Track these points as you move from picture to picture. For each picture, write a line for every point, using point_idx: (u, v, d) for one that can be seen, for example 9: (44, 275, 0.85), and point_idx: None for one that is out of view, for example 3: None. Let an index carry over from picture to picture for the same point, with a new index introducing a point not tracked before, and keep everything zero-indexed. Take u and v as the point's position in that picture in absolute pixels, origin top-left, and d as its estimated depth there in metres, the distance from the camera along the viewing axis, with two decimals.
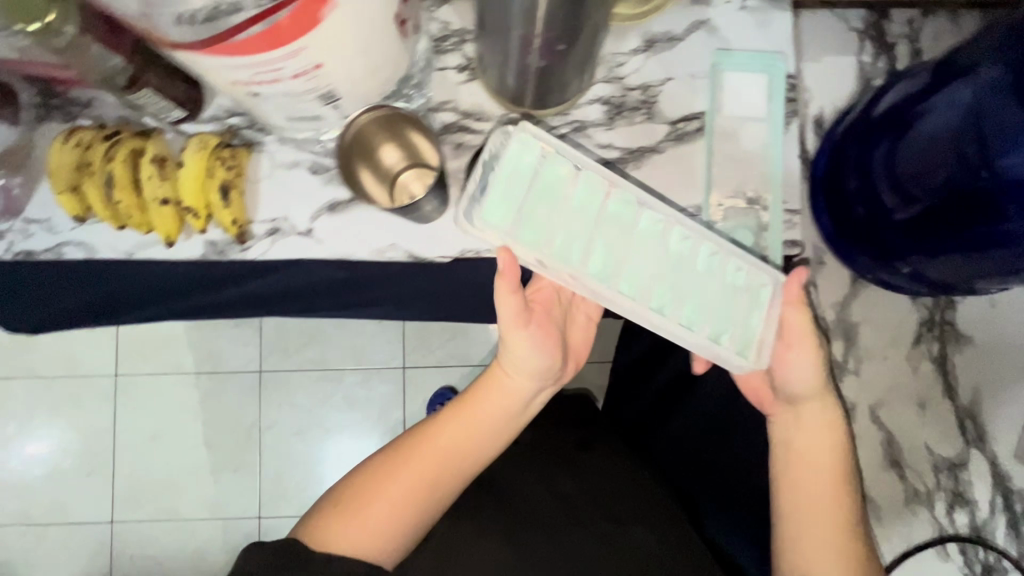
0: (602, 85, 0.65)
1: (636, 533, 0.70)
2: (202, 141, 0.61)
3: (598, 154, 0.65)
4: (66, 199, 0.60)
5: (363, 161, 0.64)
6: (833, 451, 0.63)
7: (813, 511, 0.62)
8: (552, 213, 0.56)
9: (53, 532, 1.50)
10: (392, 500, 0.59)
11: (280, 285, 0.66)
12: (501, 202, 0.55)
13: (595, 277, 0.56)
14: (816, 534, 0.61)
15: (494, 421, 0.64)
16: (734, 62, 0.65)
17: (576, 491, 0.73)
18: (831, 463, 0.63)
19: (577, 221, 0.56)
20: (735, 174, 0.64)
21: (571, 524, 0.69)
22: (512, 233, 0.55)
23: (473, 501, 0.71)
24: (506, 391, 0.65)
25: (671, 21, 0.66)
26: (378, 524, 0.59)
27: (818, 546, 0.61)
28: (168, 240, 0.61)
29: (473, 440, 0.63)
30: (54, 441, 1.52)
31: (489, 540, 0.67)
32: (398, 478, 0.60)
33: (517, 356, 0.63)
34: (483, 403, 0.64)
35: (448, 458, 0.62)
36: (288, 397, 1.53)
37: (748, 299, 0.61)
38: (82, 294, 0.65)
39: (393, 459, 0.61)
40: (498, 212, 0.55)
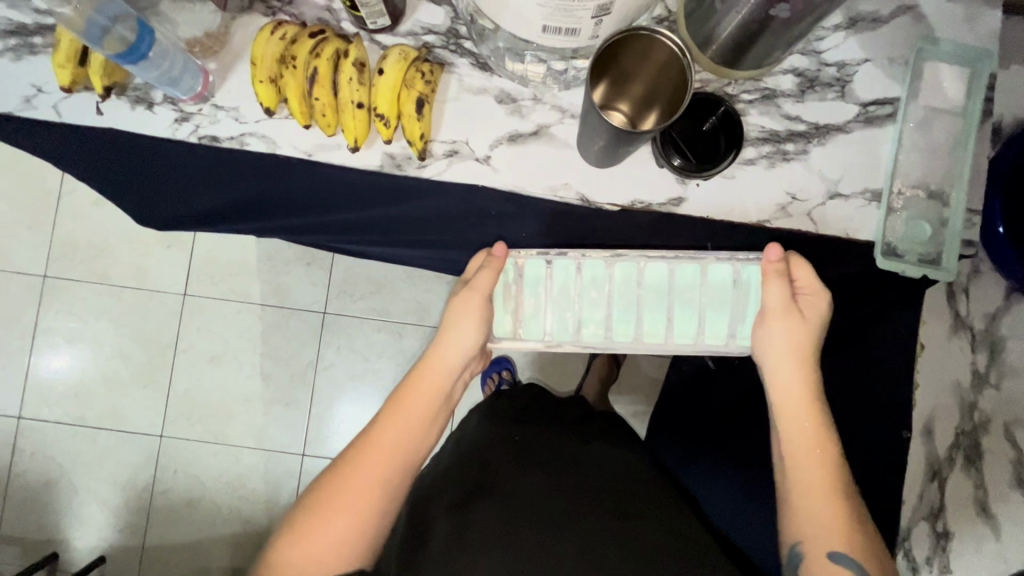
0: (799, 56, 0.64)
1: (638, 525, 0.67)
2: (403, 51, 0.61)
3: (785, 125, 0.64)
4: (264, 89, 0.61)
5: (621, 60, 0.52)
6: (807, 409, 0.59)
7: (818, 503, 0.55)
8: (542, 298, 0.65)
9: (73, 444, 1.35)
10: (366, 483, 0.56)
11: (443, 207, 0.66)
12: (502, 313, 0.66)
13: (592, 338, 0.65)
14: (818, 499, 0.55)
15: (434, 401, 0.61)
16: (938, 52, 0.64)
17: (570, 490, 0.70)
18: (808, 422, 0.58)
19: (563, 297, 0.65)
20: (919, 165, 0.64)
21: (562, 522, 0.66)
22: (521, 332, 0.66)
23: (474, 498, 0.70)
24: (440, 362, 0.63)
25: (879, 2, 0.64)
26: (340, 536, 0.55)
27: (818, 510, 0.54)
28: (354, 146, 0.63)
29: (410, 430, 0.59)
30: (96, 343, 1.36)
31: (486, 527, 0.65)
32: (350, 488, 0.56)
33: (451, 334, 0.63)
34: (432, 378, 0.62)
35: (395, 458, 0.58)
36: (346, 340, 1.35)
37: (734, 295, 0.64)
38: (245, 187, 0.65)
39: (345, 460, 0.57)
40: (503, 320, 0.66)
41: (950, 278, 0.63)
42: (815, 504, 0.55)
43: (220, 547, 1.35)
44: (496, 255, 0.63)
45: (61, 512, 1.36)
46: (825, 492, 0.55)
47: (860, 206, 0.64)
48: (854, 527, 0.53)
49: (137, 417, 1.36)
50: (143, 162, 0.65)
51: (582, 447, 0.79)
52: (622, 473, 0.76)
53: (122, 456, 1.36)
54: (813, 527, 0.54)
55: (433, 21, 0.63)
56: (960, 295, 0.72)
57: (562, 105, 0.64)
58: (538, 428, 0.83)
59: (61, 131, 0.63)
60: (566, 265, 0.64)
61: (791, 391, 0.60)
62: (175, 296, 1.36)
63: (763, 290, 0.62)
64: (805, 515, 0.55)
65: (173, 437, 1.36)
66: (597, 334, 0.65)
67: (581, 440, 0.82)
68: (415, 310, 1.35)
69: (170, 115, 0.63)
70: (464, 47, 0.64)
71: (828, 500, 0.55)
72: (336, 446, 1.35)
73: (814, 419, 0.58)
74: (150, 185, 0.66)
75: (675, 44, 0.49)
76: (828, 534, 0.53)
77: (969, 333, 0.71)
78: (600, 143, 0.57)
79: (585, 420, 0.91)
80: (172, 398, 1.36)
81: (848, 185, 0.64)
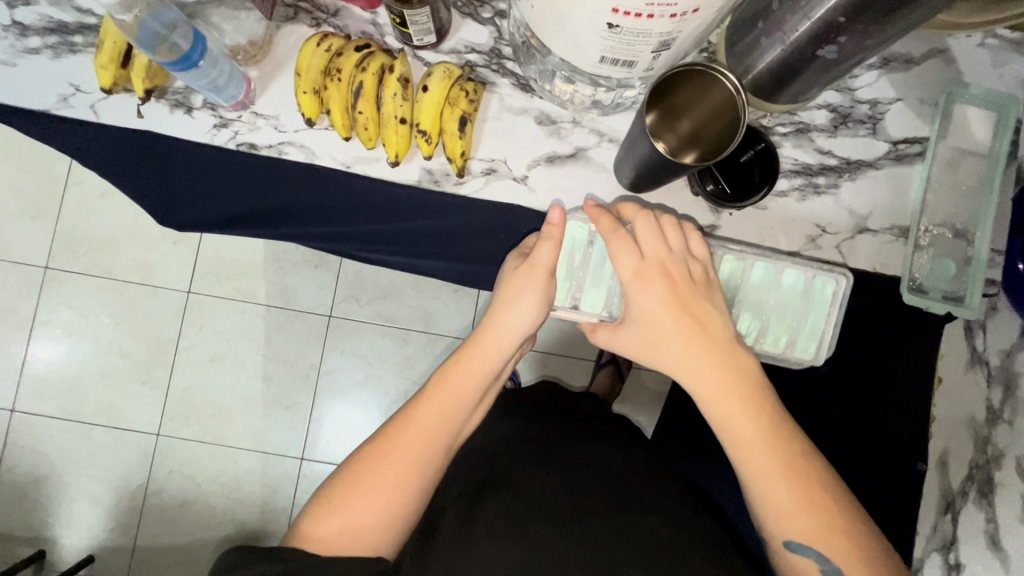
0: (833, 92, 0.65)
1: (660, 521, 0.65)
2: (448, 69, 0.61)
3: (816, 159, 0.66)
4: (308, 99, 0.61)
5: (681, 88, 0.53)
6: (753, 416, 0.54)
7: (795, 513, 0.52)
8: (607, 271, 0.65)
9: (67, 439, 1.33)
10: (406, 457, 0.59)
11: (479, 223, 0.66)
12: (564, 282, 0.65)
13: None
14: (772, 487, 0.52)
15: (482, 382, 0.62)
16: (967, 95, 0.65)
17: (587, 484, 0.69)
18: (734, 399, 0.54)
19: None
20: (945, 204, 0.65)
21: (583, 517, 0.64)
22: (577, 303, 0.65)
23: (483, 501, 0.67)
24: (495, 338, 0.62)
25: (912, 43, 0.65)
26: (375, 511, 0.57)
27: (780, 498, 0.52)
28: (395, 161, 0.63)
29: (454, 410, 0.61)
30: (97, 337, 1.34)
31: (495, 521, 0.64)
32: (388, 463, 0.58)
33: (507, 311, 0.62)
34: (486, 354, 0.62)
35: (437, 435, 0.60)
36: (352, 345, 1.35)
37: (805, 304, 0.64)
38: (278, 195, 0.65)
39: (385, 437, 0.60)
40: (562, 290, 0.65)
41: (975, 315, 0.63)
42: (773, 494, 0.52)
43: (212, 549, 1.33)
44: (554, 224, 0.59)
45: (50, 507, 1.33)
46: (780, 479, 0.52)
47: (887, 242, 0.66)
48: (820, 512, 0.52)
49: (134, 415, 1.33)
50: (176, 166, 0.64)
51: (590, 444, 0.77)
52: (642, 472, 0.74)
53: (117, 454, 1.33)
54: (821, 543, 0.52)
55: (477, 40, 0.64)
56: (977, 331, 0.73)
57: (601, 129, 0.65)
58: (553, 425, 0.82)
59: (95, 132, 0.63)
60: None
61: (682, 354, 0.56)
62: (180, 294, 1.34)
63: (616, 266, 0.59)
64: (770, 506, 0.53)
65: (170, 437, 1.34)
66: None
67: (593, 438, 0.80)
68: (422, 317, 1.34)
69: (209, 121, 0.63)
70: (507, 67, 0.64)
71: (784, 486, 0.52)
72: (335, 451, 1.34)
73: (768, 428, 0.54)
74: (178, 189, 0.65)
75: (736, 82, 0.50)
76: (783, 525, 0.52)
77: (985, 369, 0.70)
78: (640, 171, 0.58)
79: (600, 418, 0.89)
80: (172, 396, 1.34)
81: (877, 221, 0.66)
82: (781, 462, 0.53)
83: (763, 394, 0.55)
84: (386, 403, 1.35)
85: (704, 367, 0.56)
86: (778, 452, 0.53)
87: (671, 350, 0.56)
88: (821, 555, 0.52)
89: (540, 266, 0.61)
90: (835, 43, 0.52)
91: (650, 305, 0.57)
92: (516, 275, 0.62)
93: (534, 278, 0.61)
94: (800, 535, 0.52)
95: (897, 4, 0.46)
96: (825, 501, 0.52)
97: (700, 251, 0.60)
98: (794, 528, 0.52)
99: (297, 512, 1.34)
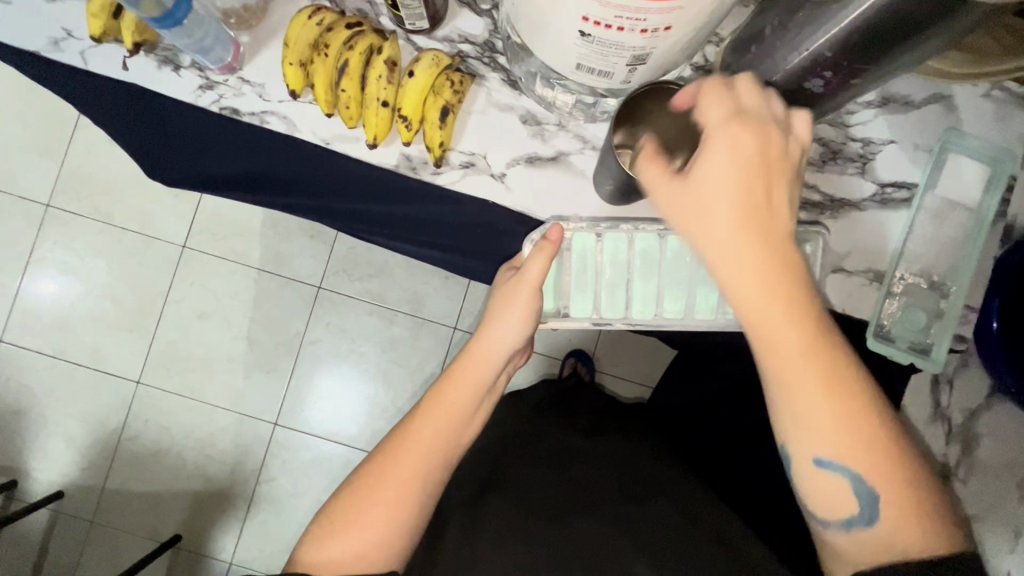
0: (826, 125, 0.64)
1: (664, 505, 0.65)
2: (436, 57, 0.61)
3: (800, 192, 0.64)
4: (293, 72, 0.60)
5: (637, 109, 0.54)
6: (815, 340, 0.43)
7: (850, 448, 0.44)
8: (591, 274, 0.65)
9: (52, 375, 1.35)
10: (410, 467, 0.57)
11: (453, 216, 0.66)
12: (552, 286, 0.66)
13: (641, 314, 0.64)
14: (810, 401, 0.43)
15: (477, 391, 0.62)
16: (963, 146, 0.63)
17: (588, 476, 0.69)
18: (785, 300, 0.43)
19: (614, 270, 0.64)
20: (925, 253, 0.64)
21: (585, 510, 0.64)
22: (570, 306, 0.66)
23: (485, 500, 0.66)
24: (485, 349, 0.63)
25: (915, 86, 0.64)
26: (381, 528, 0.56)
27: (819, 419, 0.43)
28: (373, 143, 0.62)
29: (451, 422, 0.60)
30: (90, 279, 1.35)
31: (499, 521, 0.63)
32: (392, 476, 0.57)
33: (501, 325, 0.63)
34: (480, 362, 0.63)
35: (439, 442, 0.59)
36: (337, 318, 1.35)
37: None
38: (259, 162, 0.65)
39: (384, 455, 0.59)
40: (551, 295, 0.66)
41: (938, 369, 0.63)
42: (809, 410, 0.44)
43: (179, 501, 1.35)
44: (551, 240, 0.59)
45: (28, 439, 1.35)
46: (822, 394, 0.43)
47: (860, 284, 0.65)
48: (873, 452, 0.43)
49: (117, 361, 1.35)
50: (167, 119, 0.65)
51: (588, 437, 0.76)
52: (643, 459, 0.71)
53: (96, 397, 1.35)
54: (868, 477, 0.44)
55: (472, 31, 0.63)
56: (946, 386, 0.71)
57: (585, 135, 0.64)
58: (550, 419, 0.81)
59: (85, 78, 0.63)
60: (619, 240, 0.64)
61: (723, 241, 0.43)
62: (175, 247, 1.35)
63: (703, 106, 0.45)
64: (800, 420, 0.44)
65: (149, 387, 1.35)
66: (648, 312, 0.64)
67: (590, 430, 0.78)
68: (409, 299, 1.34)
69: (195, 81, 0.63)
70: (497, 62, 0.64)
71: (825, 401, 0.43)
72: (309, 420, 1.35)
73: (836, 360, 0.43)
74: (169, 143, 0.66)
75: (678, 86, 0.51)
76: (813, 443, 0.44)
77: (948, 425, 0.70)
78: (617, 182, 0.58)
79: (600, 410, 0.87)
80: (156, 346, 1.35)
81: (852, 263, 0.65)
82: (828, 377, 0.43)
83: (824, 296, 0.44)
84: (363, 380, 1.35)
85: (764, 265, 0.43)
86: (824, 372, 0.43)
87: (722, 257, 0.44)
88: (871, 496, 0.44)
89: (530, 281, 0.61)
90: (822, 77, 0.50)
91: (708, 188, 0.43)
92: (508, 287, 0.63)
93: (529, 279, 0.61)
94: (833, 452, 0.44)
95: (888, 47, 0.45)
96: (871, 427, 0.43)
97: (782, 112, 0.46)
98: (827, 446, 0.44)
99: (264, 476, 1.35)
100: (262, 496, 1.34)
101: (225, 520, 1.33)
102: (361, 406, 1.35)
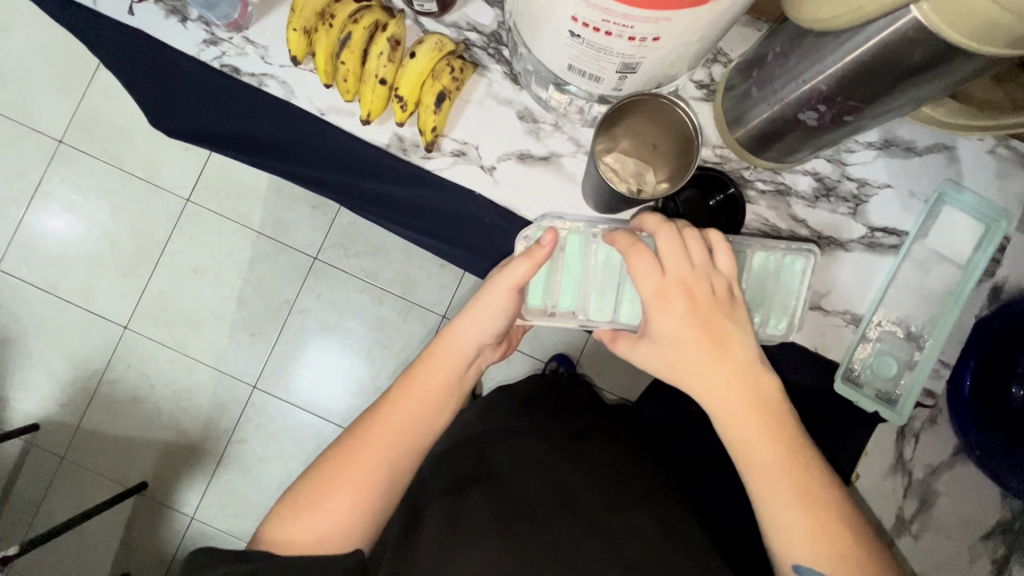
0: (824, 160, 0.63)
1: (642, 515, 0.63)
2: (440, 41, 0.60)
3: (789, 225, 0.64)
4: (296, 38, 0.60)
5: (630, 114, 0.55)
6: (773, 433, 0.49)
7: (818, 536, 0.47)
8: (582, 274, 0.62)
9: (43, 309, 1.36)
10: (374, 456, 0.57)
11: (438, 203, 0.66)
12: (541, 285, 0.62)
13: (596, 313, 0.62)
14: (782, 511, 0.48)
15: (448, 383, 0.61)
16: (959, 200, 0.62)
17: (575, 479, 0.66)
18: (756, 424, 0.49)
19: (605, 274, 0.62)
20: (905, 303, 0.64)
21: (568, 515, 0.61)
22: (557, 306, 0.62)
23: (466, 496, 0.63)
24: (454, 342, 0.60)
25: (919, 133, 0.63)
26: (343, 510, 0.55)
27: (793, 526, 0.47)
28: (366, 120, 0.62)
29: (417, 411, 0.59)
30: (92, 219, 1.35)
31: (478, 516, 0.61)
32: (357, 464, 0.57)
33: (470, 322, 0.60)
34: (447, 357, 0.61)
35: (407, 432, 0.58)
36: (327, 291, 1.34)
37: (774, 284, 0.61)
38: (255, 124, 0.65)
39: (351, 439, 0.58)
40: (538, 294, 0.62)
41: (902, 421, 0.63)
42: (784, 520, 0.48)
43: (149, 449, 1.36)
44: (543, 248, 0.54)
45: (12, 368, 1.36)
46: (795, 507, 0.48)
47: (836, 325, 0.64)
48: (838, 538, 0.47)
49: (105, 304, 1.35)
50: (167, 69, 0.65)
51: (576, 439, 0.73)
52: (628, 468, 0.70)
53: (81, 336, 1.36)
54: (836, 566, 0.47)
55: (481, 20, 0.63)
56: (910, 439, 0.75)
57: (580, 139, 0.64)
58: (541, 416, 0.79)
59: (92, 17, 0.63)
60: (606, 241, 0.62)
61: (705, 375, 0.50)
62: (178, 199, 1.35)
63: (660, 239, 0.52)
64: (775, 528, 0.48)
65: (133, 333, 1.36)
66: (599, 307, 0.62)
67: (578, 432, 0.76)
68: (400, 282, 1.33)
69: (200, 35, 0.64)
70: (502, 54, 0.63)
71: (799, 514, 0.47)
72: (286, 388, 1.36)
73: (792, 454, 0.49)
74: (171, 95, 0.65)
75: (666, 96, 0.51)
76: (792, 550, 0.48)
77: (905, 478, 0.75)
78: (599, 192, 0.58)
79: (592, 407, 0.85)
80: (146, 293, 1.36)
81: (830, 302, 0.64)
82: (800, 489, 0.48)
83: (786, 417, 0.49)
84: (345, 355, 1.35)
85: (731, 378, 0.49)
86: (784, 456, 0.49)
87: (700, 374, 0.50)
88: None
89: (509, 280, 0.56)
90: (816, 111, 0.50)
91: (673, 325, 0.50)
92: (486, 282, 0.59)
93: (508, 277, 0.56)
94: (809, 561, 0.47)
95: (884, 84, 0.45)
96: (843, 536, 0.47)
97: (727, 264, 0.52)
98: (803, 553, 0.47)
99: (236, 436, 1.35)
100: (231, 456, 1.35)
101: (193, 474, 1.34)
102: (341, 381, 1.36)
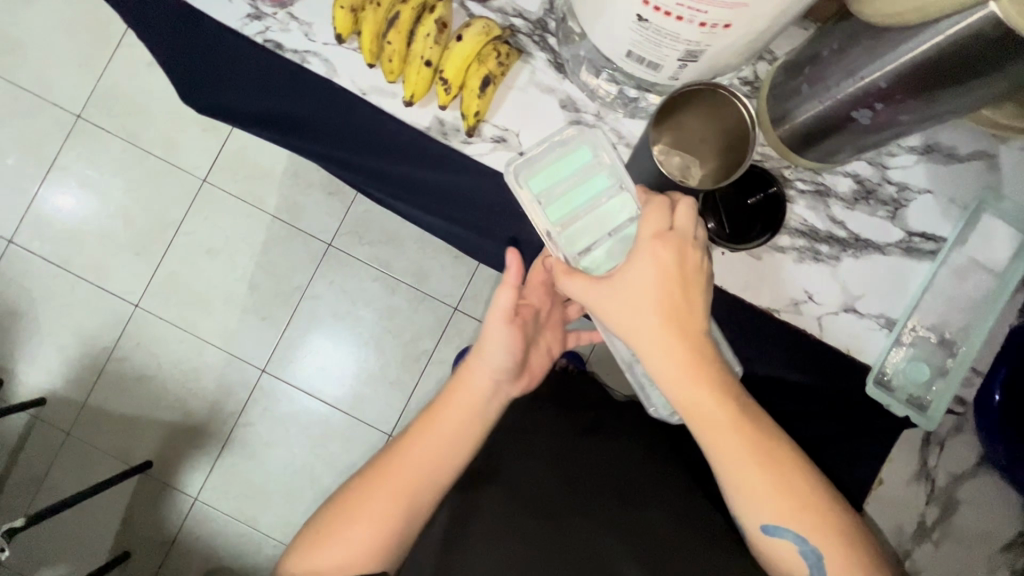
0: (865, 162, 0.63)
1: (659, 514, 0.62)
2: (487, 26, 0.60)
3: (825, 225, 0.64)
4: (343, 15, 0.60)
5: (684, 105, 0.54)
6: (727, 396, 0.51)
7: (779, 491, 0.51)
8: (581, 205, 0.56)
9: (54, 284, 1.35)
10: (393, 488, 0.57)
11: (477, 190, 0.65)
12: (549, 175, 0.56)
13: (566, 244, 0.55)
14: (744, 474, 0.51)
15: (464, 418, 0.60)
16: (999, 208, 0.62)
17: (587, 472, 0.65)
18: (710, 388, 0.51)
19: (597, 223, 0.56)
20: (939, 309, 0.63)
21: (579, 511, 0.61)
22: (542, 207, 0.55)
23: (483, 492, 0.64)
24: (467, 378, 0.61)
25: (961, 138, 0.62)
26: (366, 540, 0.55)
27: (754, 483, 0.51)
28: (409, 101, 0.62)
29: (431, 442, 0.59)
30: (107, 195, 1.35)
31: (496, 515, 0.61)
32: (376, 496, 0.57)
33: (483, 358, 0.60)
34: (462, 392, 0.61)
35: (424, 466, 0.58)
36: (341, 278, 1.34)
37: None
38: (294, 103, 0.64)
39: (372, 472, 0.58)
40: (539, 183, 0.55)
41: (931, 427, 0.63)
42: (743, 477, 0.51)
43: (155, 429, 1.36)
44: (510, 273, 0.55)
45: (20, 342, 1.35)
46: (753, 467, 0.51)
47: (870, 328, 0.64)
48: (796, 494, 0.51)
49: (117, 281, 1.35)
50: (208, 42, 0.64)
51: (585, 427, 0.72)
52: (642, 460, 0.69)
53: (92, 313, 1.35)
54: (794, 517, 0.50)
55: (527, 7, 0.63)
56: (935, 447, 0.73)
57: (620, 131, 0.63)
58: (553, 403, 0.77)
59: None
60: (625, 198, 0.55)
61: (662, 342, 0.51)
62: (195, 179, 1.34)
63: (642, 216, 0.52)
64: (733, 484, 0.52)
65: (143, 312, 1.35)
66: (571, 239, 0.55)
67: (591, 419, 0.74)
68: (415, 272, 1.33)
69: (243, 9, 0.63)
70: (546, 42, 0.63)
71: (757, 472, 0.51)
72: (296, 373, 1.35)
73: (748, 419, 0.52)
74: (211, 69, 0.64)
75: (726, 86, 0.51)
76: (756, 510, 0.51)
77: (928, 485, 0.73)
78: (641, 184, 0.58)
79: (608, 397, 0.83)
80: (158, 272, 1.35)
81: (864, 305, 0.64)
82: (758, 451, 0.51)
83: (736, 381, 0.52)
84: (356, 343, 1.35)
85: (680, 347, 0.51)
86: (740, 419, 0.51)
87: (656, 345, 0.51)
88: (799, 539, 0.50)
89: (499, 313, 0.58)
90: (871, 109, 0.50)
91: (631, 289, 0.51)
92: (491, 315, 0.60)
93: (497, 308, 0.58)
94: (772, 516, 0.50)
95: (941, 82, 0.45)
96: (802, 493, 0.51)
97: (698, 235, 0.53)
98: (767, 513, 0.51)
99: (243, 419, 1.35)
100: (238, 438, 1.35)
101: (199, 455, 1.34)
102: (351, 368, 1.35)
